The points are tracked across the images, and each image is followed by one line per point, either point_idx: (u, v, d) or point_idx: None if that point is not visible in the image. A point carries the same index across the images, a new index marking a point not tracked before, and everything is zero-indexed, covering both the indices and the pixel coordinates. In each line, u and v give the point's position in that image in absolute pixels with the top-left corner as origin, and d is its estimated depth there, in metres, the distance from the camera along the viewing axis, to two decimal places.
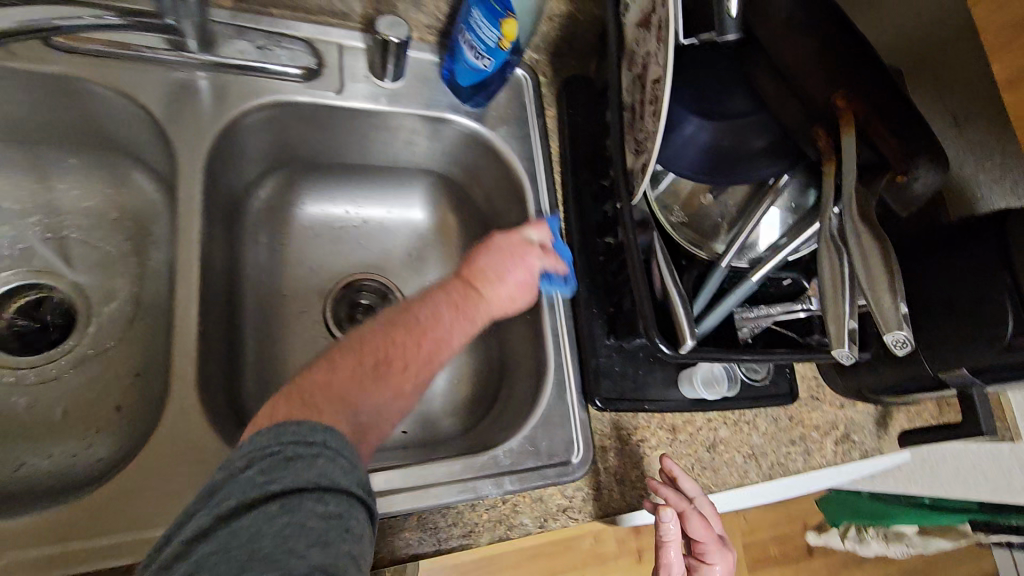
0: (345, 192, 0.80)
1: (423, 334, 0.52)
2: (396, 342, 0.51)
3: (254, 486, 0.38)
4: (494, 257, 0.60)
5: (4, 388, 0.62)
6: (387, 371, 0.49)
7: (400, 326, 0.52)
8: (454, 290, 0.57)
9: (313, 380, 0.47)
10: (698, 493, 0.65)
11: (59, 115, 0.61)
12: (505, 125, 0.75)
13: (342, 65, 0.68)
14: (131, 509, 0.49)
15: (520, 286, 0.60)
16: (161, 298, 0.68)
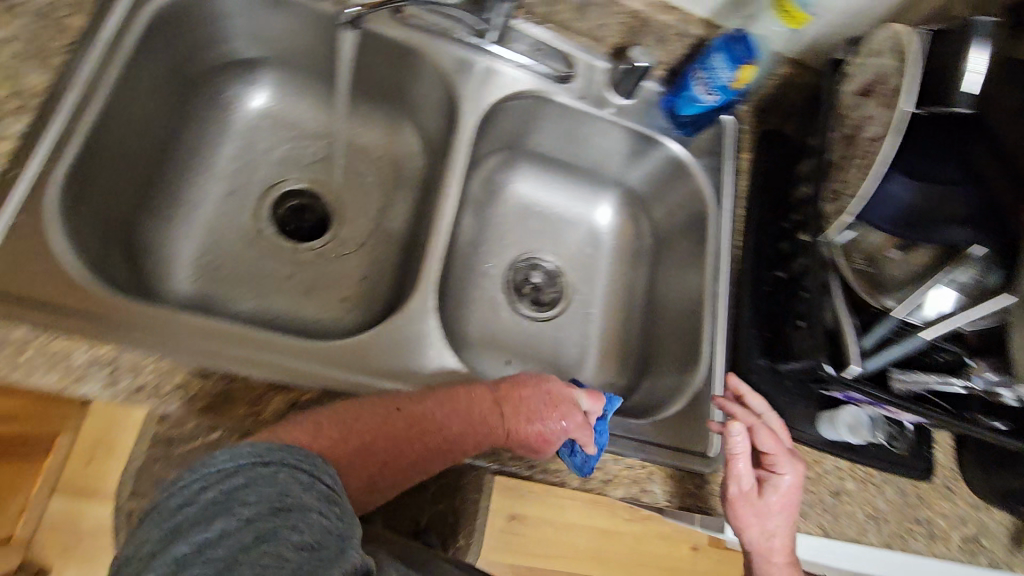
0: (548, 184, 0.94)
1: (417, 433, 0.56)
2: (396, 434, 0.55)
3: (219, 504, 0.41)
4: (529, 398, 0.62)
5: (277, 259, 0.79)
6: (368, 455, 0.54)
7: (395, 413, 0.56)
8: (474, 397, 0.59)
9: (310, 427, 0.52)
10: (765, 409, 0.69)
11: (374, 69, 0.79)
12: (706, 157, 0.85)
13: (587, 77, 0.82)
14: (372, 364, 0.62)
15: (546, 432, 0.60)
16: (396, 225, 0.84)
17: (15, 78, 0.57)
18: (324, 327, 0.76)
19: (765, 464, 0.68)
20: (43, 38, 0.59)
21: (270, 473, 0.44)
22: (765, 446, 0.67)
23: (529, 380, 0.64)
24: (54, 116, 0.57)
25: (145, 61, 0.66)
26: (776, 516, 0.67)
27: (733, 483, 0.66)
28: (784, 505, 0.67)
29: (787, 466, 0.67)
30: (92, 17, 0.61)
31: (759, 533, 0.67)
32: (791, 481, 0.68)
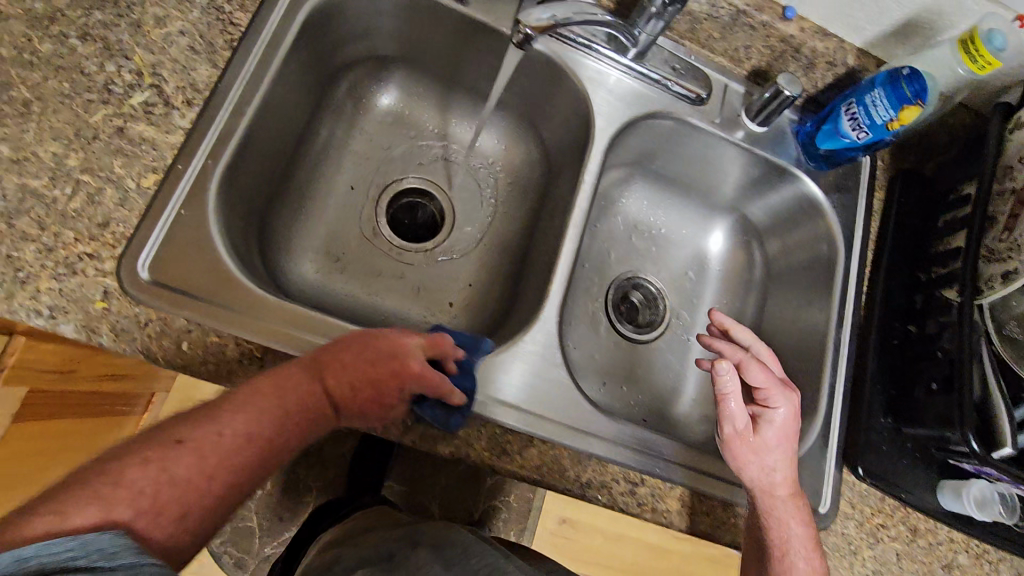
0: (659, 203, 0.91)
1: (227, 446, 0.47)
2: (173, 451, 0.45)
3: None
4: (355, 355, 0.53)
5: (387, 257, 0.79)
6: (190, 492, 0.44)
7: (178, 446, 0.45)
8: (272, 380, 0.50)
9: (87, 502, 0.39)
10: (751, 340, 0.67)
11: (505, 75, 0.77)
12: (840, 193, 0.80)
13: (725, 100, 0.78)
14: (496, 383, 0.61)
15: (372, 401, 0.54)
16: (506, 235, 0.83)
17: (186, 71, 0.58)
18: (431, 329, 0.76)
19: (757, 400, 0.63)
20: (211, 32, 0.60)
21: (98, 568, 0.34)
22: (756, 381, 0.62)
23: (349, 349, 0.53)
24: (218, 111, 0.58)
25: (296, 58, 0.67)
26: (775, 450, 0.61)
27: (727, 423, 0.61)
28: (782, 438, 0.62)
29: (781, 399, 0.62)
30: (253, 13, 0.62)
31: (758, 472, 0.60)
32: (786, 415, 0.62)
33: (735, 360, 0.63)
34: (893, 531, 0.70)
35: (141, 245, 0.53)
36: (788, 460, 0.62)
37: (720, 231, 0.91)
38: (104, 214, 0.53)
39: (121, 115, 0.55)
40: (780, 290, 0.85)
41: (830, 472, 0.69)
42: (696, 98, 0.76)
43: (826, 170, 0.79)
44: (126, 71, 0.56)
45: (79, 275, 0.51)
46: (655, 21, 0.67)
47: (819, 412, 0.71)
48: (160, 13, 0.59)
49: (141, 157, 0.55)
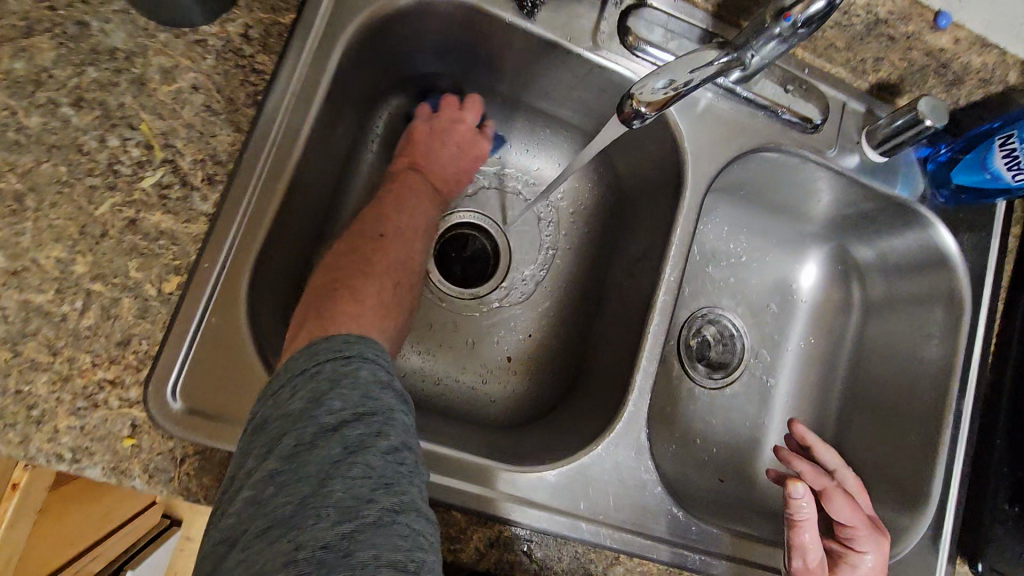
0: (744, 227, 0.78)
1: (412, 227, 0.58)
2: (380, 239, 0.55)
3: (305, 413, 0.38)
4: (428, 145, 0.65)
5: (432, 304, 0.69)
6: (398, 288, 0.53)
7: (385, 236, 0.55)
8: (412, 184, 0.61)
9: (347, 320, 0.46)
10: (838, 464, 0.64)
11: (574, 98, 0.65)
12: (972, 233, 0.67)
13: (841, 128, 0.65)
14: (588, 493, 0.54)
15: (461, 140, 0.66)
16: (570, 278, 0.72)
17: (205, 139, 0.48)
18: (489, 395, 0.67)
19: (841, 538, 0.59)
20: (230, 84, 0.49)
21: (351, 368, 0.41)
22: (841, 516, 0.58)
23: (419, 130, 0.65)
24: (246, 188, 0.48)
25: (333, 99, 0.55)
26: None
27: (798, 555, 0.55)
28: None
29: (869, 543, 0.58)
30: (280, 53, 0.50)
31: None
32: (873, 564, 0.57)
33: (819, 485, 0.60)
34: None
35: (169, 366, 0.45)
36: None
37: (812, 261, 0.80)
38: (123, 330, 0.45)
39: (132, 203, 0.46)
40: (884, 336, 0.74)
41: (940, 565, 0.62)
42: (812, 126, 0.63)
43: (955, 206, 0.67)
44: (132, 145, 0.46)
45: (102, 409, 0.44)
46: (775, 45, 0.48)
47: (932, 497, 0.64)
48: (166, 64, 0.48)
49: (160, 255, 0.46)
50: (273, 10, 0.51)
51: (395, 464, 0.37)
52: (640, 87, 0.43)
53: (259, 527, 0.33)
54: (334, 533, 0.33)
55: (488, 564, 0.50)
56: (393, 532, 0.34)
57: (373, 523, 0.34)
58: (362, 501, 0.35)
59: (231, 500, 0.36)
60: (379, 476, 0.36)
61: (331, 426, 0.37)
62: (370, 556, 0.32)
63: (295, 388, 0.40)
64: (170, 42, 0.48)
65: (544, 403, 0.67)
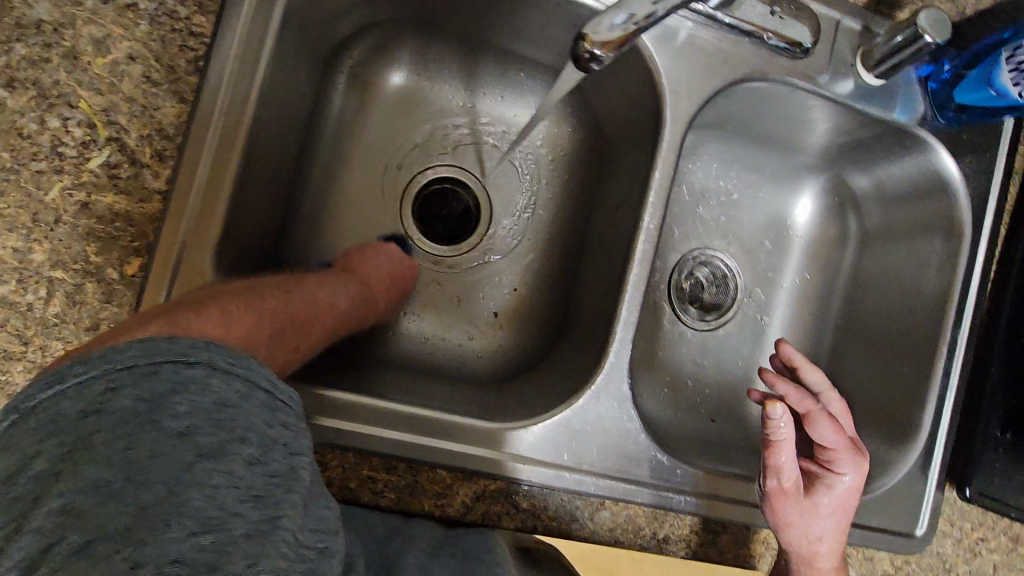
0: (733, 163, 0.75)
1: (319, 305, 0.54)
2: (285, 314, 0.50)
3: (143, 417, 0.32)
4: (371, 255, 0.61)
5: (412, 264, 0.68)
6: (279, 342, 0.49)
7: (296, 292, 0.53)
8: (345, 287, 0.57)
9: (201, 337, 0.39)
10: (823, 386, 0.61)
11: (544, 35, 0.60)
12: (974, 155, 0.63)
13: (835, 49, 0.60)
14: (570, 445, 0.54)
15: (391, 267, 0.62)
16: (552, 228, 0.70)
17: (149, 113, 0.46)
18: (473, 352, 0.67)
19: (820, 459, 0.57)
20: (167, 50, 0.46)
21: (198, 375, 0.35)
22: (823, 437, 0.56)
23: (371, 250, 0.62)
24: (198, 162, 0.47)
25: (284, 57, 0.52)
26: (826, 518, 0.55)
27: (771, 475, 0.54)
28: (838, 509, 0.55)
29: (849, 465, 0.56)
30: (217, 12, 0.47)
31: (802, 536, 0.54)
32: (851, 484, 0.56)
33: (800, 408, 0.58)
34: (994, 543, 0.64)
35: None
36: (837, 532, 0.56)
37: (807, 194, 0.76)
38: (91, 315, 0.45)
39: (82, 186, 0.45)
40: (880, 269, 0.71)
41: (931, 493, 0.62)
42: (801, 50, 0.58)
43: (958, 128, 0.62)
44: (74, 124, 0.45)
45: None
46: None
47: (924, 429, 0.63)
48: (97, 34, 0.45)
49: (118, 237, 0.45)
50: None
51: (269, 475, 0.34)
52: (594, 25, 0.38)
53: (80, 545, 0.28)
54: (191, 550, 0.29)
55: (475, 516, 0.52)
56: (276, 540, 0.32)
57: (244, 536, 0.31)
58: (228, 514, 0.31)
59: (35, 514, 0.29)
60: (248, 486, 0.33)
61: (179, 434, 0.32)
62: (247, 568, 0.30)
63: (116, 384, 0.33)
64: (98, 10, 0.45)
65: (530, 356, 0.67)
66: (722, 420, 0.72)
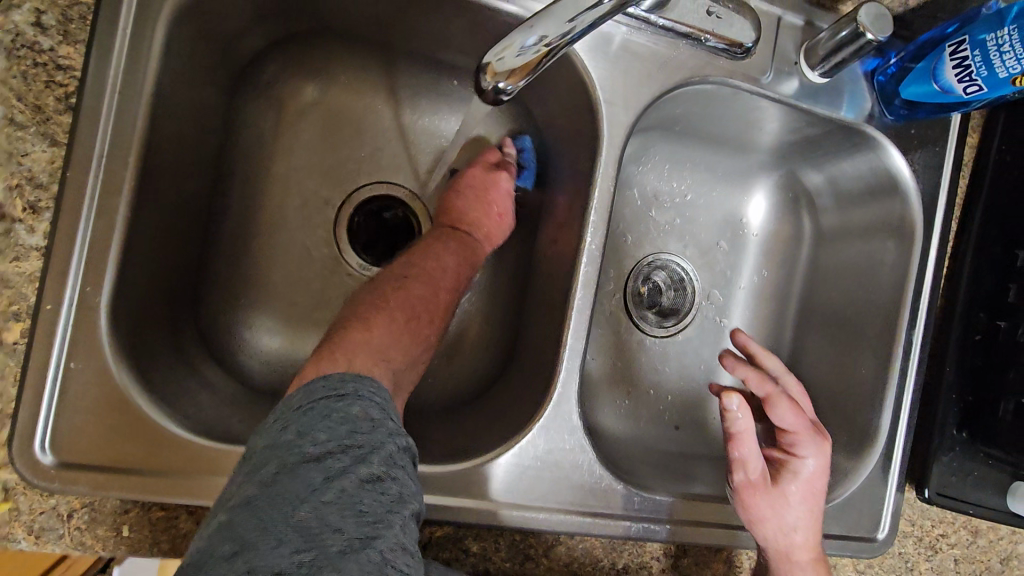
0: (683, 164, 0.71)
1: (436, 275, 0.56)
2: (416, 304, 0.53)
3: (290, 448, 0.37)
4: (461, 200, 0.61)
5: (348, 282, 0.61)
6: (411, 321, 0.51)
7: (408, 279, 0.54)
8: (451, 246, 0.58)
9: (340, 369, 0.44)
10: (781, 370, 0.60)
11: (472, 44, 0.56)
12: (923, 150, 0.61)
13: (777, 47, 0.58)
14: (521, 484, 0.51)
15: (487, 201, 0.61)
16: (496, 245, 0.66)
17: (17, 161, 0.41)
18: (421, 378, 0.63)
19: (782, 444, 0.56)
20: (33, 89, 0.41)
21: (344, 405, 0.39)
22: (783, 421, 0.56)
23: (452, 194, 0.62)
24: (78, 213, 0.42)
25: (179, 82, 0.47)
26: (796, 506, 0.54)
27: (738, 469, 0.54)
28: (806, 496, 0.54)
29: (811, 447, 0.55)
30: (87, 41, 0.42)
31: (777, 532, 0.53)
32: (815, 467, 0.55)
33: (759, 389, 0.57)
34: (953, 538, 0.64)
35: (28, 420, 0.41)
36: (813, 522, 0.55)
37: (760, 193, 0.73)
38: None
39: None
40: (838, 268, 0.69)
41: (892, 495, 0.61)
42: (739, 49, 0.54)
43: (906, 122, 0.61)
44: None
45: None
46: None
47: (882, 434, 0.62)
48: None
49: None
50: None
51: (379, 494, 0.36)
52: (494, 56, 0.37)
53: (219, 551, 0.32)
54: (291, 562, 0.31)
55: None
56: (360, 559, 0.33)
57: (338, 552, 0.32)
58: (329, 531, 0.33)
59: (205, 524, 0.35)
60: (354, 502, 0.35)
61: (313, 458, 0.36)
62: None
63: (285, 422, 0.39)
64: None
65: (479, 384, 0.63)
66: (685, 429, 0.70)
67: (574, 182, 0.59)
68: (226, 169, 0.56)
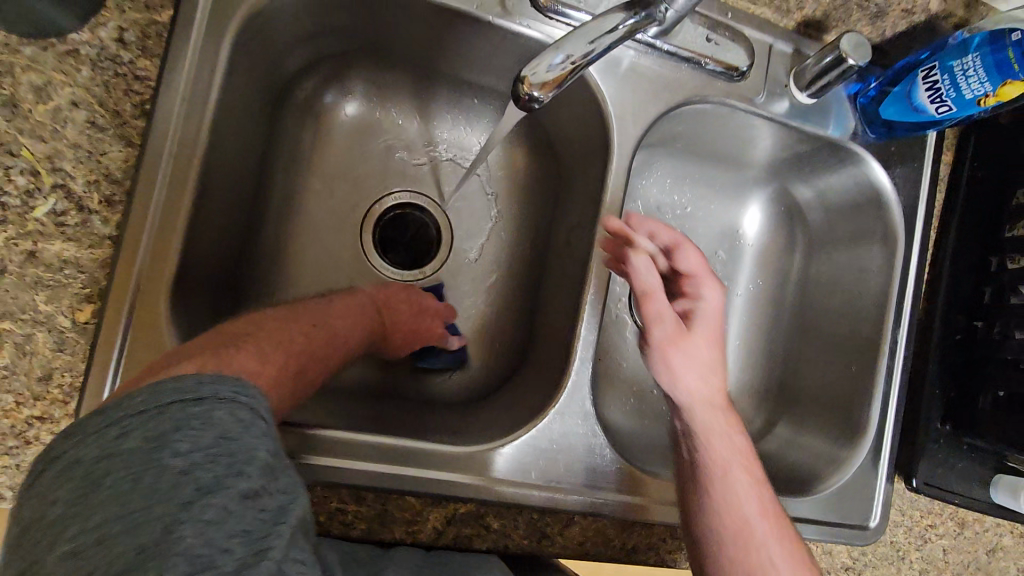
0: (684, 179, 0.77)
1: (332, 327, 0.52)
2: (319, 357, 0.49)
3: (143, 463, 0.28)
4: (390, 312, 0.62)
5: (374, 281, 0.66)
6: (298, 377, 0.45)
7: (315, 329, 0.49)
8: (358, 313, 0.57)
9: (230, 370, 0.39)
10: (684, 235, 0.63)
11: (494, 66, 0.62)
12: (902, 166, 0.67)
13: (769, 71, 0.64)
14: (539, 464, 0.55)
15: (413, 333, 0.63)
16: (511, 249, 0.71)
17: (95, 159, 0.46)
18: (439, 372, 0.67)
19: (684, 288, 0.60)
20: (112, 96, 0.46)
21: (204, 411, 0.31)
22: (686, 264, 0.60)
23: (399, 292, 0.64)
24: (148, 206, 0.46)
25: (235, 94, 0.52)
26: (704, 349, 0.58)
27: (657, 328, 0.57)
28: (712, 339, 0.59)
29: (709, 287, 0.59)
30: (162, 56, 0.47)
31: (694, 384, 0.57)
32: (713, 305, 0.59)
33: (663, 242, 0.61)
34: (941, 529, 0.68)
35: (94, 395, 0.45)
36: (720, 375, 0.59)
37: (755, 205, 0.78)
38: (44, 366, 0.44)
39: (27, 234, 0.44)
40: (828, 275, 0.74)
41: (882, 486, 0.66)
42: (738, 73, 0.61)
43: (886, 140, 0.67)
44: (17, 174, 0.44)
45: (35, 444, 0.44)
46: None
47: (871, 427, 0.66)
48: (37, 81, 0.45)
49: (67, 286, 0.45)
50: (147, 8, 0.47)
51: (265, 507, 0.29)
52: (531, 70, 0.42)
53: None
54: None
55: (447, 540, 0.52)
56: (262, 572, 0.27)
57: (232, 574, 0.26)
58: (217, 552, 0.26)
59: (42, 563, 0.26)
60: (236, 521, 0.28)
61: (177, 472, 0.28)
62: None
63: (125, 428, 0.30)
64: (38, 57, 0.45)
65: (494, 378, 0.67)
66: None
67: (585, 190, 0.64)
68: (267, 174, 0.61)
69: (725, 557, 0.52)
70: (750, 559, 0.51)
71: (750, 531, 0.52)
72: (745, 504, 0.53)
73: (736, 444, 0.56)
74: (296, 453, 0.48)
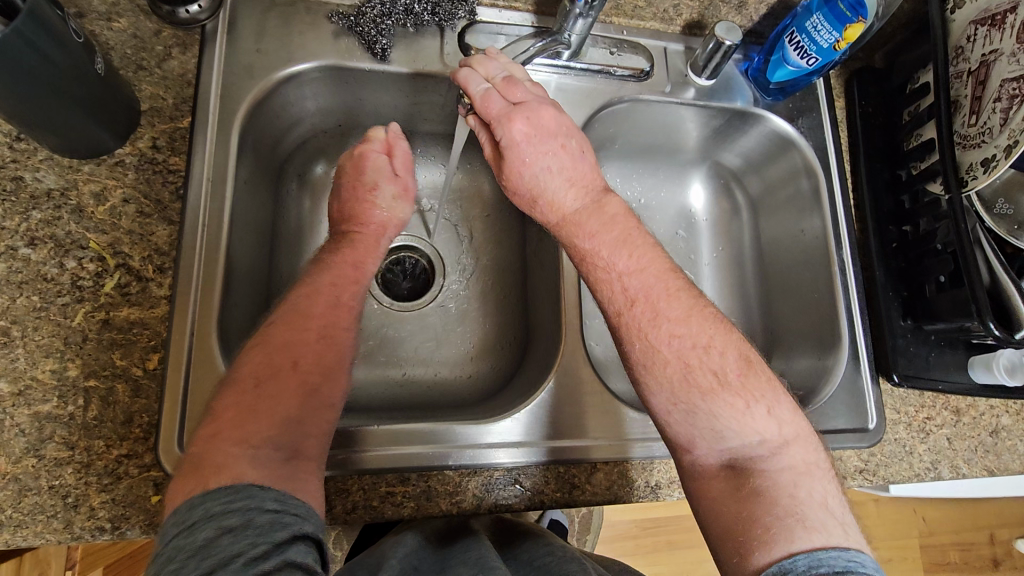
0: (632, 176, 0.88)
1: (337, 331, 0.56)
2: (301, 366, 0.53)
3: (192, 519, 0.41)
4: (345, 198, 0.66)
5: (383, 313, 0.76)
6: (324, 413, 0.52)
7: (309, 329, 0.55)
8: (336, 269, 0.60)
9: (257, 460, 0.46)
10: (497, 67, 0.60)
11: (447, 112, 0.75)
12: (803, 117, 0.79)
13: (669, 67, 0.78)
14: (555, 420, 0.63)
15: (395, 197, 0.67)
16: (495, 262, 0.81)
17: (145, 238, 0.57)
18: (454, 377, 0.75)
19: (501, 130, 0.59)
20: (155, 188, 0.58)
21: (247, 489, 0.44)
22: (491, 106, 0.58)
23: (360, 200, 0.65)
24: (192, 267, 0.57)
25: (242, 172, 0.64)
26: (535, 173, 0.59)
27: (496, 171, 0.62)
28: (537, 155, 0.59)
29: (506, 121, 0.58)
30: (186, 152, 0.60)
31: (540, 211, 0.61)
32: (521, 130, 0.58)
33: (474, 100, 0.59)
34: (939, 419, 0.72)
35: (170, 426, 0.53)
36: (562, 185, 0.60)
37: (696, 183, 0.89)
38: (125, 411, 0.53)
39: (101, 306, 0.55)
40: (774, 225, 0.84)
41: (870, 388, 0.72)
42: (643, 74, 0.76)
43: (782, 100, 0.79)
44: (87, 261, 0.55)
45: (126, 479, 0.52)
46: (581, 21, 0.65)
47: (845, 342, 0.73)
48: (96, 189, 0.57)
49: (136, 341, 0.55)
50: (171, 119, 0.61)
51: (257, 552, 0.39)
52: None
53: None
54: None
55: (488, 506, 0.59)
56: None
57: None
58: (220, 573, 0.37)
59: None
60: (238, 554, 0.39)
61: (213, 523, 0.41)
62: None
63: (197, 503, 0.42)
64: (95, 171, 0.58)
65: (506, 370, 0.75)
66: None
67: None
68: (279, 237, 0.72)
69: (632, 362, 0.57)
70: (643, 357, 0.56)
71: (634, 332, 0.56)
72: (622, 307, 0.57)
73: (613, 262, 0.58)
74: (361, 445, 0.57)
